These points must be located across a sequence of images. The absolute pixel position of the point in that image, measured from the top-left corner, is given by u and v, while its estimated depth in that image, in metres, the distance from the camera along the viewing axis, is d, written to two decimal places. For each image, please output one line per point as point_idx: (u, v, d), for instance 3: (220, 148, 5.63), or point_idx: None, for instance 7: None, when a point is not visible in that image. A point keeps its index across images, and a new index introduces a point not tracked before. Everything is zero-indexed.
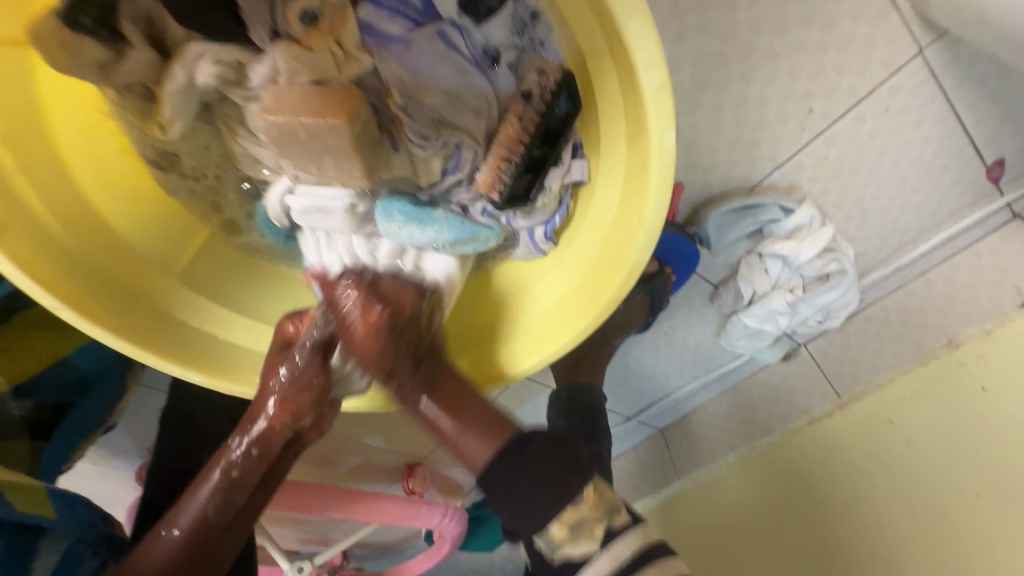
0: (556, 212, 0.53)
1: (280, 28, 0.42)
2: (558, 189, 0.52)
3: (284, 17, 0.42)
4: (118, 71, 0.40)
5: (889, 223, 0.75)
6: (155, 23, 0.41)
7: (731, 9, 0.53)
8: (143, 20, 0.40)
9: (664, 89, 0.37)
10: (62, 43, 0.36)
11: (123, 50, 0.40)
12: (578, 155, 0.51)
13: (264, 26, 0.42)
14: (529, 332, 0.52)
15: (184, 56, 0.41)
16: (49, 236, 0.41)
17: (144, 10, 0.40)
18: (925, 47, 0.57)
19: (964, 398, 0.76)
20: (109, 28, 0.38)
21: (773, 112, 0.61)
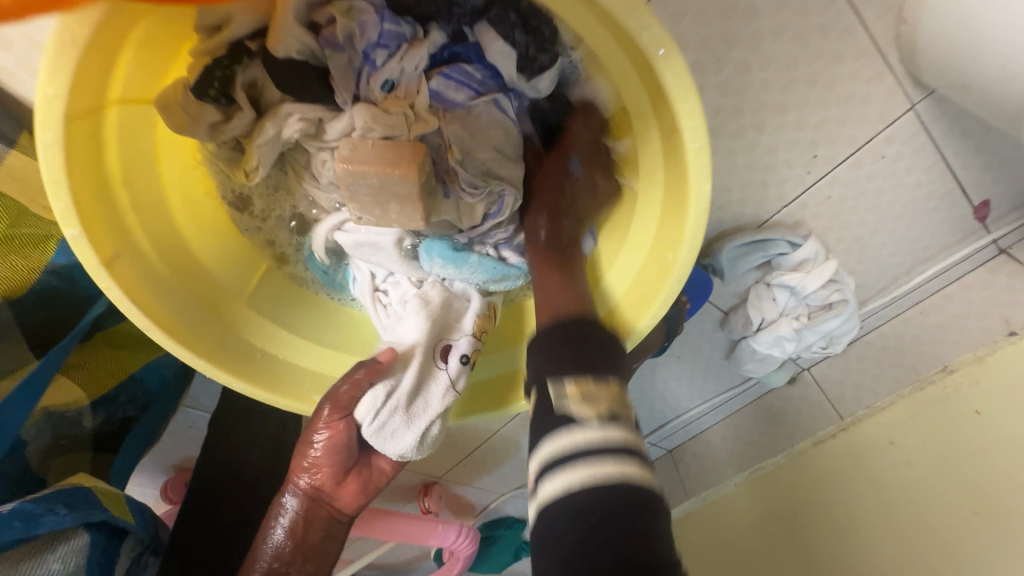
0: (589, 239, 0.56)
1: (362, 94, 0.49)
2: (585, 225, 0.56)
3: (367, 85, 0.49)
4: (223, 129, 0.47)
5: (885, 256, 0.80)
6: (255, 87, 0.48)
7: (745, 69, 0.58)
8: (248, 85, 0.47)
9: (705, 148, 0.39)
10: (183, 109, 0.43)
11: (230, 112, 0.47)
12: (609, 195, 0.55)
13: (349, 92, 0.48)
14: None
15: (277, 114, 0.48)
16: (146, 263, 0.45)
17: (251, 78, 0.47)
18: (916, 103, 0.62)
19: (959, 421, 0.80)
20: (225, 95, 0.46)
21: (780, 158, 0.67)
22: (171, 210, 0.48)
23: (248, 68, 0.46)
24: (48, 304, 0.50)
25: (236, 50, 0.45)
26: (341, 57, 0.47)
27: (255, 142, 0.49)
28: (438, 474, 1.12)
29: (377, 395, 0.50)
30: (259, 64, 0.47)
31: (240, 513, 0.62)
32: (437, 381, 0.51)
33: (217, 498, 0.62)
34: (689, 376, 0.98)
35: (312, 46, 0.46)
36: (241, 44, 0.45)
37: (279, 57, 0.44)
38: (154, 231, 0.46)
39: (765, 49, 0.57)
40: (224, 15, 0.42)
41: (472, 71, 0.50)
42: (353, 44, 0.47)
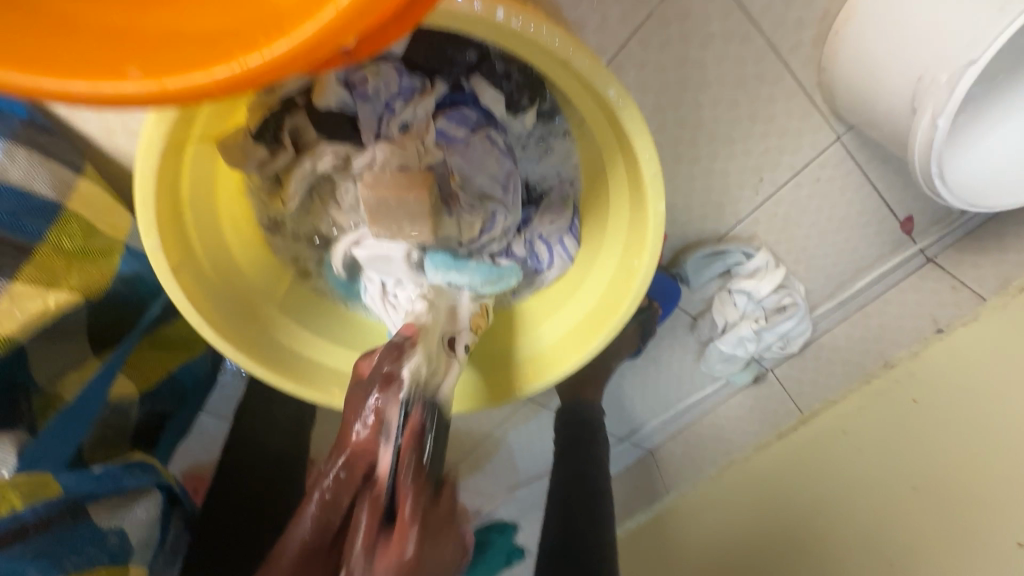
0: (559, 243, 0.65)
1: (383, 134, 0.56)
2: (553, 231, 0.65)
3: (387, 126, 0.56)
4: (268, 165, 0.55)
5: (830, 265, 0.92)
6: (296, 131, 0.56)
7: (697, 108, 0.70)
8: (292, 129, 0.56)
9: (658, 174, 0.50)
10: (239, 148, 0.52)
11: (276, 150, 0.56)
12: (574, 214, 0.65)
13: (372, 132, 0.56)
14: (550, 352, 0.64)
15: (314, 152, 0.56)
16: (200, 271, 0.53)
17: (295, 123, 0.56)
18: (841, 134, 0.74)
19: (899, 408, 0.91)
20: (274, 137, 0.55)
21: (732, 180, 0.78)
22: (221, 229, 0.57)
23: (294, 116, 0.56)
24: (117, 307, 0.58)
25: (287, 102, 0.56)
26: (368, 106, 0.55)
27: (293, 175, 0.56)
28: None
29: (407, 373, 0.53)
30: (303, 112, 0.56)
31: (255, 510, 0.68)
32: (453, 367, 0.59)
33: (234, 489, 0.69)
34: (666, 377, 1.08)
35: (346, 98, 0.55)
36: (290, 99, 0.55)
37: (320, 106, 0.56)
38: (208, 245, 0.55)
39: (713, 92, 0.69)
40: (278, 78, 0.53)
41: (468, 111, 0.57)
42: (378, 95, 0.55)
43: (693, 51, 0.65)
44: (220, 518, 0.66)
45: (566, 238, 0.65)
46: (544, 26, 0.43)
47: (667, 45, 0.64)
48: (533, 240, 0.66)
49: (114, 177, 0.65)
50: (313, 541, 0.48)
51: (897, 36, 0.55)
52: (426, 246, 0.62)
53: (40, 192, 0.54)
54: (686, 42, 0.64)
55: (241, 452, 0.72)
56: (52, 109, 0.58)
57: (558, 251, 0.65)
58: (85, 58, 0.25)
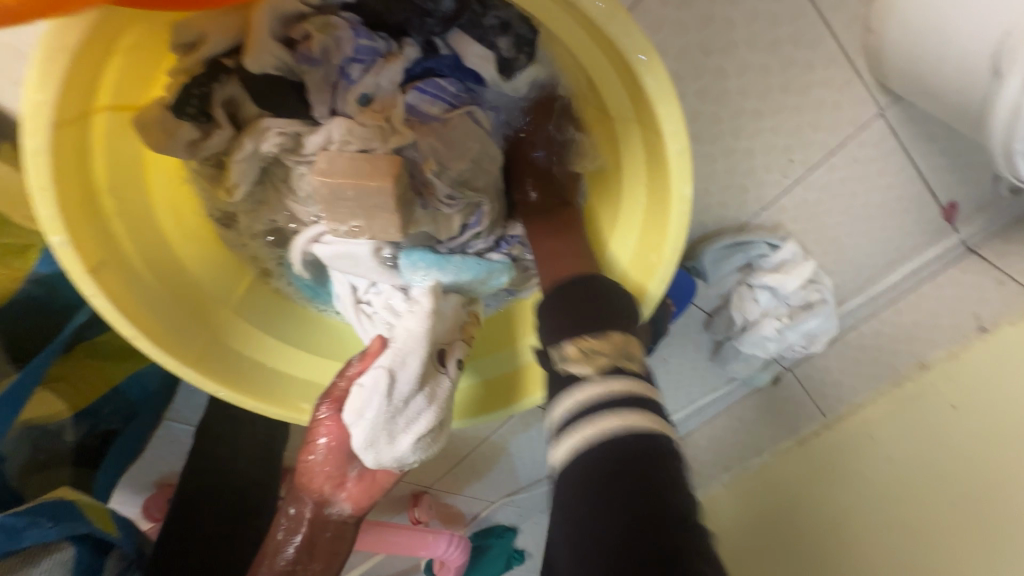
0: None
1: (338, 108, 0.47)
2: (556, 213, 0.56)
3: (343, 100, 0.47)
4: (202, 146, 0.45)
5: (862, 257, 0.82)
6: (232, 104, 0.46)
7: (722, 77, 0.60)
8: (225, 103, 0.46)
9: (685, 152, 0.41)
10: (158, 126, 0.42)
11: (208, 130, 0.45)
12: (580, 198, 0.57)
13: (325, 106, 0.47)
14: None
15: (255, 130, 0.46)
16: (131, 269, 0.44)
17: (228, 95, 0.45)
18: (884, 108, 0.65)
19: (937, 414, 0.83)
20: (206, 114, 0.45)
21: (758, 161, 0.69)
22: (157, 220, 0.48)
23: (225, 85, 0.45)
24: (35, 315, 0.50)
25: (212, 67, 0.43)
26: (318, 72, 0.46)
27: (234, 159, 0.47)
28: (427, 484, 1.08)
29: (375, 384, 0.48)
30: (237, 80, 0.45)
31: (221, 542, 0.60)
32: (440, 387, 0.50)
33: (197, 519, 0.60)
34: (676, 379, 0.99)
35: (289, 61, 0.45)
36: (218, 63, 0.44)
37: (252, 71, 0.44)
38: (139, 241, 0.46)
39: (741, 57, 0.59)
40: (199, 33, 0.42)
41: (445, 82, 0.49)
42: (329, 60, 0.46)
43: (719, 8, 0.56)
44: (181, 555, 0.57)
45: None
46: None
47: (689, 1, 0.55)
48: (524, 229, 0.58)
49: None
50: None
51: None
52: (400, 243, 0.55)
53: None
54: None
55: (202, 474, 0.63)
56: None
57: None
58: None
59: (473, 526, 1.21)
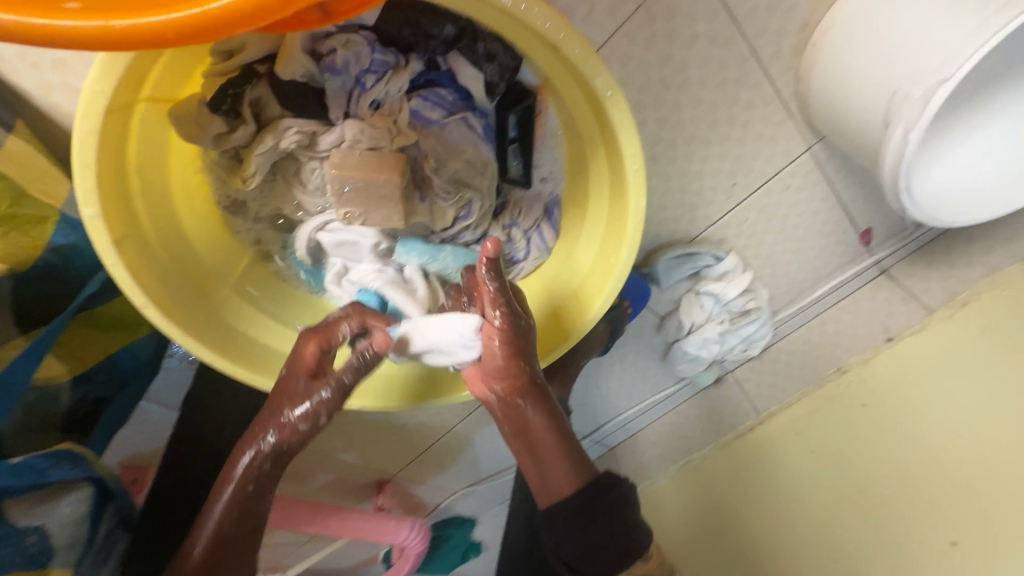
0: (535, 230, 0.63)
1: (352, 112, 0.53)
2: (536, 213, 0.63)
3: (357, 104, 0.52)
4: (227, 140, 0.50)
5: (793, 272, 0.94)
6: (258, 104, 0.51)
7: (678, 108, 0.70)
8: (253, 102, 0.51)
9: (641, 172, 0.49)
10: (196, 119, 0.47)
11: (235, 125, 0.51)
12: (548, 216, 0.64)
13: (340, 109, 0.52)
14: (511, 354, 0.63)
15: (277, 128, 0.52)
16: (146, 246, 0.49)
17: (256, 96, 0.51)
18: (812, 144, 0.76)
19: (850, 412, 0.96)
20: (234, 110, 0.50)
21: (706, 183, 0.79)
22: (173, 205, 0.53)
23: (255, 87, 0.50)
24: (46, 281, 0.53)
25: (247, 71, 0.49)
26: (337, 80, 0.51)
27: (254, 153, 0.52)
28: (392, 472, 1.15)
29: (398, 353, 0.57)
30: (265, 83, 0.50)
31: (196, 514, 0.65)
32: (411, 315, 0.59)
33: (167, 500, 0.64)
34: (630, 377, 1.09)
35: (313, 70, 0.50)
36: (251, 67, 0.50)
37: (282, 77, 0.49)
38: (157, 220, 0.50)
39: (695, 93, 0.69)
40: (239, 43, 0.48)
41: (445, 93, 0.55)
42: (348, 69, 0.51)
43: (678, 49, 0.65)
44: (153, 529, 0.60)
45: (543, 226, 0.63)
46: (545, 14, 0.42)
47: (653, 42, 0.64)
48: (508, 228, 0.64)
49: (50, 140, 0.59)
50: (225, 530, 0.53)
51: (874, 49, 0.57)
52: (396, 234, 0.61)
53: None
54: (671, 41, 0.64)
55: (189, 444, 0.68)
56: None
57: (535, 241, 0.63)
58: None
59: (433, 515, 1.28)
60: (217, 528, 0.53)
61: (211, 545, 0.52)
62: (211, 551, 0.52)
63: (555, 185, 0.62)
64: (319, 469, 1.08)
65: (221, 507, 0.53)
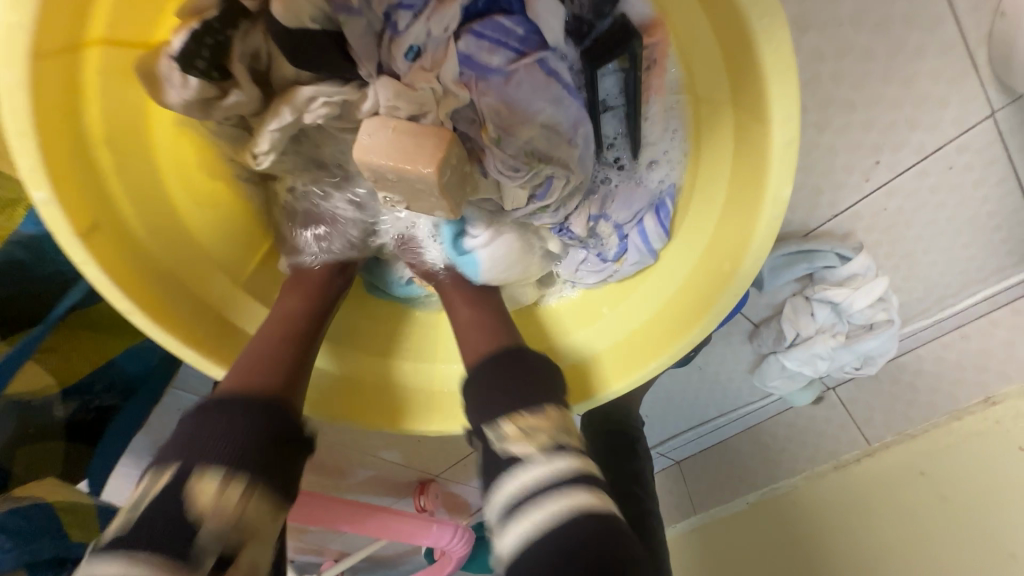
0: (647, 217, 0.49)
1: (386, 63, 0.41)
2: (643, 196, 0.49)
3: (390, 53, 0.40)
4: (218, 107, 0.40)
5: (936, 276, 0.74)
6: (259, 61, 0.40)
7: (815, 58, 0.52)
8: (250, 56, 0.40)
9: (791, 146, 0.35)
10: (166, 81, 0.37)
11: (227, 87, 0.40)
12: (653, 204, 0.49)
13: (372, 62, 0.40)
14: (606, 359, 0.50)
15: (293, 97, 0.41)
16: (131, 237, 0.40)
17: (252, 48, 0.39)
18: (997, 110, 0.56)
19: (1000, 455, 0.76)
20: (219, 68, 0.38)
21: (840, 161, 0.61)
22: (165, 180, 0.44)
23: (247, 35, 0.38)
24: (17, 277, 0.46)
25: (230, 12, 0.37)
26: (359, 22, 0.39)
27: (260, 130, 0.42)
28: (435, 472, 1.10)
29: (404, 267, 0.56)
30: (261, 30, 0.39)
31: None
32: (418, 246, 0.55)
33: None
34: (708, 390, 0.93)
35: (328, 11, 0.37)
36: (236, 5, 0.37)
37: (281, 22, 0.36)
38: (150, 210, 0.42)
39: (842, 37, 0.51)
40: None
41: (511, 26, 0.41)
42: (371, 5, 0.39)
43: None
44: None
45: (646, 219, 0.50)
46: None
47: None
48: (594, 220, 0.51)
49: None
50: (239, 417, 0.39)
51: None
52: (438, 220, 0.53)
53: None
54: None
55: None
56: None
57: (632, 240, 0.50)
58: None
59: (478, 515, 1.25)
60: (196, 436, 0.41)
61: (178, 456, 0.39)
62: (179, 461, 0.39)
63: (670, 169, 0.48)
64: (359, 464, 1.02)
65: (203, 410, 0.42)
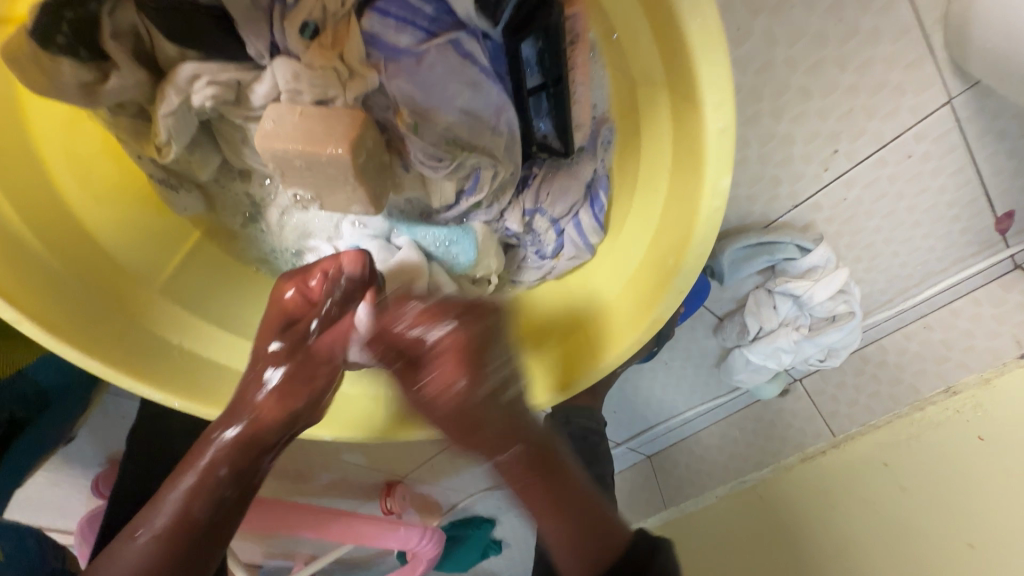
0: (585, 207, 0.47)
1: (280, 42, 0.37)
2: (585, 185, 0.47)
3: (284, 31, 0.37)
4: (103, 93, 0.36)
5: (897, 266, 0.73)
6: (142, 38, 0.37)
7: (768, 43, 0.50)
8: (130, 37, 0.36)
9: (730, 129, 0.33)
10: (39, 64, 0.33)
11: (109, 71, 0.36)
12: (592, 190, 0.47)
13: (264, 41, 0.37)
14: (551, 360, 0.47)
15: (177, 76, 0.37)
16: (13, 237, 0.37)
17: (132, 26, 0.36)
18: (954, 97, 0.54)
19: (962, 443, 0.73)
20: (89, 47, 0.34)
21: (797, 151, 0.59)
22: (56, 177, 0.41)
23: (118, 12, 0.35)
24: None
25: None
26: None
27: (159, 114, 0.38)
28: (402, 473, 1.08)
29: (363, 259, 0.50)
30: (133, 5, 0.35)
31: None
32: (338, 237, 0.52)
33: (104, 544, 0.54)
34: (675, 384, 0.92)
35: None
36: None
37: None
38: (25, 197, 0.39)
39: (794, 20, 0.49)
40: None
41: (418, 3, 0.37)
42: None
43: None
44: None
45: (581, 213, 0.48)
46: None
47: None
48: (529, 214, 0.49)
49: None
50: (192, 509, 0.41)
51: None
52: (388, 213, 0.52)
53: None
54: None
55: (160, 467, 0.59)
56: None
57: (568, 234, 0.48)
58: None
59: (450, 514, 1.23)
60: (183, 508, 0.41)
61: (177, 526, 0.41)
62: (179, 533, 0.41)
63: (604, 156, 0.46)
64: (322, 468, 0.99)
65: (186, 485, 0.42)
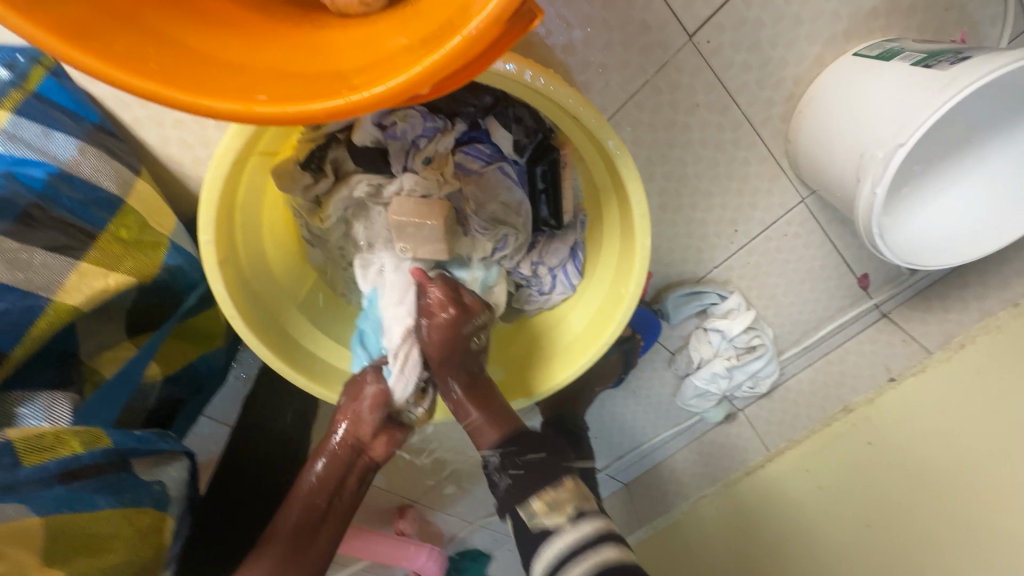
0: (571, 261, 0.74)
1: (408, 165, 0.65)
2: (570, 245, 0.73)
3: (413, 160, 0.65)
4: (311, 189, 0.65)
5: (796, 314, 1.00)
6: (337, 162, 0.67)
7: (682, 164, 0.80)
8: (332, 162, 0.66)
9: (645, 216, 0.60)
10: (290, 173, 0.62)
11: (319, 177, 0.66)
12: (575, 250, 0.74)
13: (400, 162, 0.65)
14: (556, 356, 0.72)
15: (350, 180, 0.67)
16: (240, 267, 0.61)
17: (337, 156, 0.66)
18: (805, 197, 0.84)
19: (859, 449, 0.98)
20: (317, 166, 0.65)
21: (710, 230, 0.89)
22: (262, 230, 0.66)
23: (336, 150, 0.66)
24: (156, 294, 0.63)
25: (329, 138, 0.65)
26: (397, 143, 0.65)
27: (332, 199, 0.67)
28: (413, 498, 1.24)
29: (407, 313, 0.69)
30: (343, 147, 0.66)
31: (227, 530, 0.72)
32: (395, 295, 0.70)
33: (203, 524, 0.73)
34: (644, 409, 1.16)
35: (378, 136, 0.65)
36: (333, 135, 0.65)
37: (357, 142, 0.65)
38: (251, 242, 0.63)
39: (696, 151, 0.79)
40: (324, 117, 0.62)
41: (483, 147, 0.67)
42: (404, 134, 0.64)
43: (681, 116, 0.75)
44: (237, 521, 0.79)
45: (569, 265, 0.74)
46: (564, 89, 0.54)
47: (659, 109, 0.74)
48: (536, 265, 0.75)
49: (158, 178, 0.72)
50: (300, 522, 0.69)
51: (860, 109, 0.66)
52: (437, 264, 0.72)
53: (105, 186, 0.61)
54: (675, 108, 0.74)
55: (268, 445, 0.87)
56: (117, 115, 0.66)
57: (559, 278, 0.74)
58: (220, 87, 0.33)
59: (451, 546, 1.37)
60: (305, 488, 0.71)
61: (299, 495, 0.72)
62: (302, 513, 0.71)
63: (581, 229, 0.73)
64: None
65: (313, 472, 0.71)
